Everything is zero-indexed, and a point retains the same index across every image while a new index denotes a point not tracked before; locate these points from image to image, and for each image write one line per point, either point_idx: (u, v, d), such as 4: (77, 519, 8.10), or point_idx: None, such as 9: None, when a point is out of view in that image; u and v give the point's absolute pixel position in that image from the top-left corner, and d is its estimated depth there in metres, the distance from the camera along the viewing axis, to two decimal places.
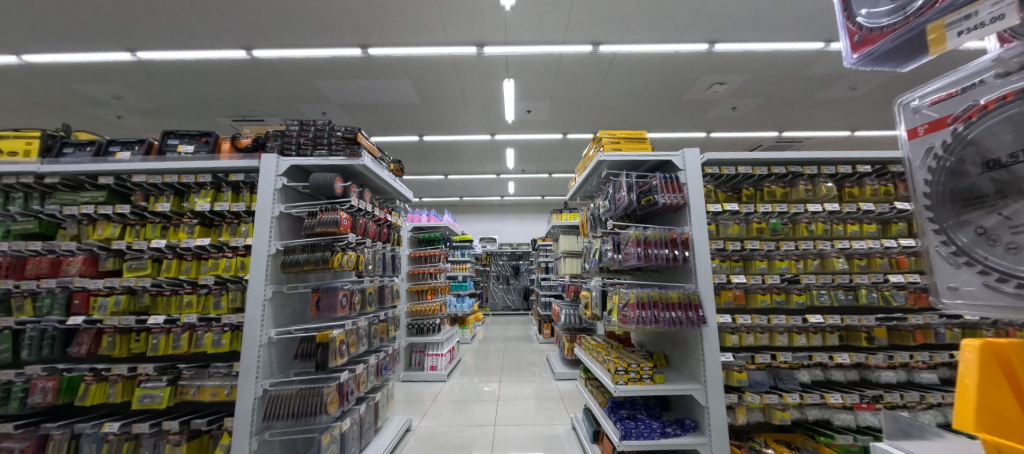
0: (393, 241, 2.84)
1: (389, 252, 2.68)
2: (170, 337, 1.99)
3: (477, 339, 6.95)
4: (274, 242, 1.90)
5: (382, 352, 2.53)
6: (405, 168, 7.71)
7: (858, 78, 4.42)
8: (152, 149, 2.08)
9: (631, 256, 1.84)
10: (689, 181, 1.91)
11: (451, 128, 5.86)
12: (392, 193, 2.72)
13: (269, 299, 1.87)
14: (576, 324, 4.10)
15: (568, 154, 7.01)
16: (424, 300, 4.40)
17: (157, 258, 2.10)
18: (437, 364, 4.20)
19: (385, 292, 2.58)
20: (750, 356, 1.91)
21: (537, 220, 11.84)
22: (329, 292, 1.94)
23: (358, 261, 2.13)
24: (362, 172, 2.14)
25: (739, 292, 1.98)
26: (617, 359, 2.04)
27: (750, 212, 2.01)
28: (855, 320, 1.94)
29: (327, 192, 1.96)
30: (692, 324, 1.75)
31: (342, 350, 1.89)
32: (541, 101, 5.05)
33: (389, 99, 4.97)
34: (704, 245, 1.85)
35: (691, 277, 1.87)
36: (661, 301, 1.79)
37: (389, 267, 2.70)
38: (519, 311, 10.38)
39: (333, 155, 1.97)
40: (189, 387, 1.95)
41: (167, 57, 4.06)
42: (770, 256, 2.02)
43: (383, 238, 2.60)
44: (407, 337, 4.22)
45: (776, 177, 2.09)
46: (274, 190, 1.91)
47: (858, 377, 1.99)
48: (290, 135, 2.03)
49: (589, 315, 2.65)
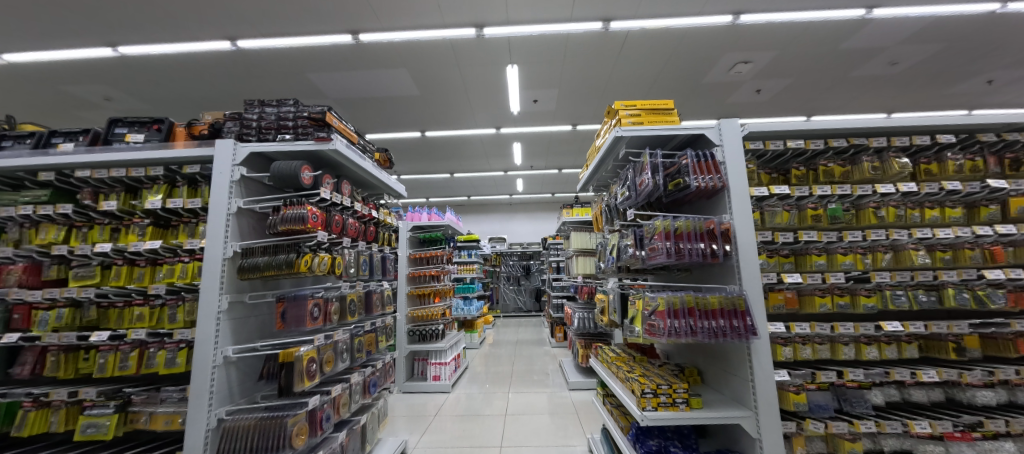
0: (383, 240, 2.53)
1: (377, 253, 2.36)
2: (117, 356, 1.73)
3: (487, 343, 6.64)
4: (230, 243, 1.60)
5: (371, 367, 2.22)
6: (409, 166, 7.45)
7: (901, 50, 3.98)
8: (97, 139, 1.83)
9: (658, 252, 1.49)
10: (728, 159, 1.55)
11: (454, 122, 5.57)
12: (380, 187, 2.40)
13: (225, 311, 1.58)
14: (591, 328, 3.74)
15: (577, 147, 6.64)
16: (426, 304, 4.06)
17: (107, 264, 1.85)
18: (441, 374, 3.88)
19: (373, 299, 2.26)
20: (809, 373, 1.54)
21: (547, 218, 11.49)
22: (295, 301, 1.63)
23: (334, 264, 1.82)
24: (336, 159, 1.83)
25: (791, 295, 1.63)
26: (642, 377, 1.66)
27: (804, 196, 1.64)
28: (945, 328, 1.53)
29: (293, 185, 1.66)
30: (739, 337, 1.38)
31: (311, 371, 1.58)
32: (548, 88, 4.72)
33: (386, 93, 4.70)
34: (750, 237, 1.48)
35: (734, 277, 1.50)
36: (698, 307, 1.42)
37: (379, 269, 2.39)
38: (530, 313, 10.05)
39: (298, 140, 1.66)
40: (141, 414, 1.68)
41: (151, 53, 3.86)
42: (828, 250, 1.65)
43: (370, 237, 2.29)
44: (409, 345, 3.89)
45: (833, 152, 1.71)
46: (230, 182, 1.62)
47: (943, 397, 1.59)
48: (250, 118, 1.73)
49: (606, 321, 2.30)
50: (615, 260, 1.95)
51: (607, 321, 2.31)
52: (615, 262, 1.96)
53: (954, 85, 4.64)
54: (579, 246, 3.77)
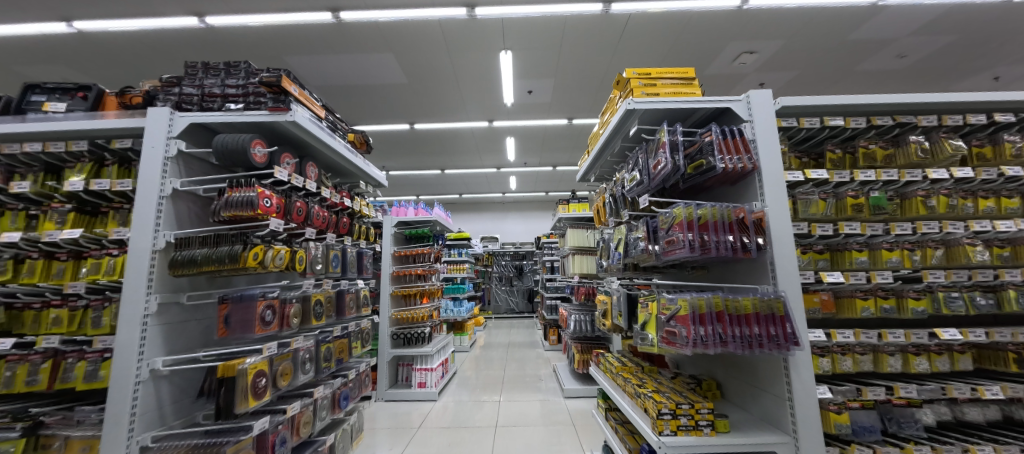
0: (359, 234, 2.24)
1: (351, 248, 2.07)
2: (26, 368, 1.42)
3: (478, 346, 6.37)
4: (163, 232, 1.32)
5: (344, 378, 1.94)
6: (398, 161, 7.15)
7: (910, 42, 3.84)
8: (8, 108, 1.52)
9: (678, 246, 1.25)
10: (759, 137, 1.32)
11: (444, 113, 5.30)
12: (355, 173, 2.13)
13: (153, 314, 1.29)
14: (588, 332, 3.49)
15: (573, 143, 6.42)
16: (412, 306, 3.78)
17: (22, 257, 1.55)
18: (427, 381, 3.59)
19: (345, 300, 1.98)
20: (852, 389, 1.32)
21: (541, 218, 11.26)
22: (242, 304, 1.34)
23: (297, 259, 1.55)
24: (297, 136, 1.55)
25: (828, 297, 1.40)
26: (656, 392, 1.41)
27: (843, 182, 1.42)
28: (1008, 337, 1.32)
29: (242, 163, 1.37)
30: (776, 348, 1.14)
31: (260, 388, 1.30)
32: (544, 78, 4.48)
33: (371, 80, 4.42)
34: (786, 229, 1.25)
35: (768, 275, 1.26)
36: (728, 312, 1.17)
37: (354, 267, 2.11)
38: (523, 314, 9.81)
39: (249, 110, 1.37)
40: (54, 438, 1.39)
41: (111, 29, 3.53)
42: (870, 245, 1.43)
43: (343, 230, 2.01)
44: (391, 350, 3.61)
45: (874, 133, 1.49)
46: (164, 159, 1.33)
47: (1001, 416, 1.38)
48: (191, 83, 1.44)
49: (608, 326, 2.05)
50: (622, 256, 1.70)
51: (609, 325, 2.06)
52: (622, 260, 1.71)
53: (959, 81, 4.53)
54: (575, 244, 3.55)
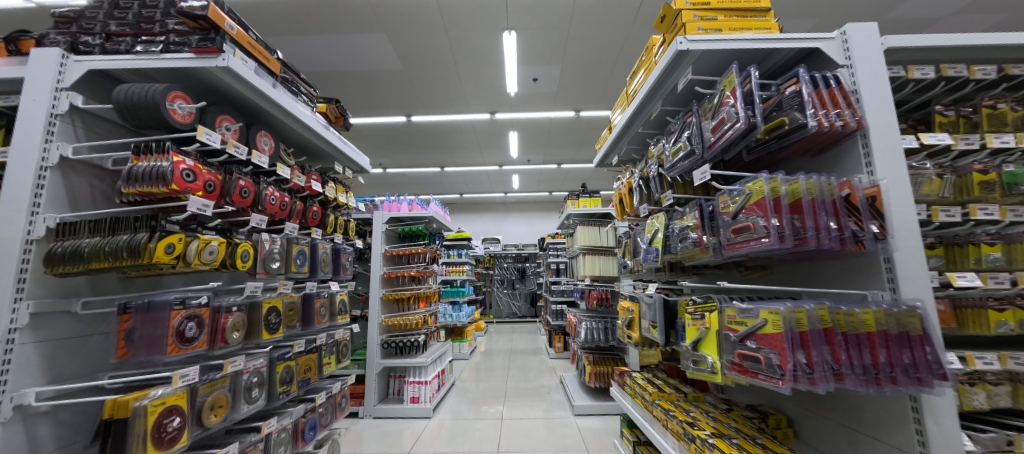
0: (336, 228, 1.88)
1: (324, 243, 1.71)
2: None
3: (478, 353, 5.99)
4: (47, 215, 0.96)
5: (311, 403, 1.57)
6: (396, 157, 6.82)
7: (952, 23, 3.50)
8: None
9: (759, 235, 0.88)
10: (863, 86, 0.96)
11: (443, 104, 4.97)
12: (330, 154, 1.77)
13: (21, 330, 0.91)
14: (601, 341, 3.09)
15: (579, 138, 6.07)
16: (404, 311, 3.41)
17: None
18: (420, 395, 3.20)
19: (315, 307, 1.62)
20: (998, 438, 0.95)
21: (544, 218, 10.91)
22: (148, 315, 0.97)
23: (239, 254, 1.18)
24: (242, 94, 1.19)
25: (948, 306, 1.05)
26: (718, 435, 1.03)
27: (967, 153, 1.07)
28: None
29: (155, 122, 1.01)
30: (911, 383, 0.78)
31: (169, 434, 0.92)
32: (550, 63, 4.15)
33: (364, 65, 4.10)
34: (908, 211, 0.88)
35: (883, 279, 0.89)
36: (839, 332, 0.79)
37: (329, 266, 1.75)
38: (525, 318, 9.42)
39: (169, 51, 1.02)
40: None
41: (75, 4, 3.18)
42: (1002, 237, 1.07)
43: (313, 222, 1.65)
44: (381, 360, 3.21)
45: (1003, 88, 1.14)
46: (52, 116, 0.98)
47: None
48: (92, 19, 1.08)
49: (634, 339, 1.67)
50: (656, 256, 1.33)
51: (635, 339, 1.67)
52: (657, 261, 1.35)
53: None
54: (586, 243, 3.22)
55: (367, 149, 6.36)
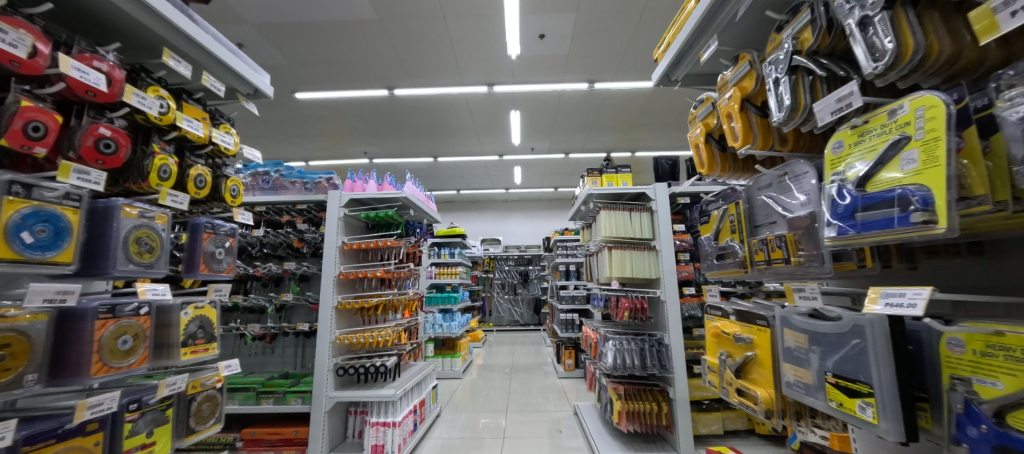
0: (206, 190, 1.04)
1: (143, 209, 0.87)
2: None
3: (474, 368, 5.12)
4: None
5: None
6: (383, 144, 6.02)
7: None
8: None
9: None
10: None
11: (431, 72, 4.15)
12: (164, 41, 0.91)
13: None
14: (637, 368, 2.21)
15: (592, 118, 5.25)
16: (369, 325, 2.54)
17: None
18: (384, 444, 2.28)
19: (90, 341, 0.75)
20: None
21: (548, 217, 10.08)
22: None
23: None
24: None
25: None
26: None
27: None
28: None
29: None
30: None
31: None
32: (562, 13, 3.34)
33: (329, 15, 3.29)
34: None
35: None
36: None
37: (164, 257, 0.92)
38: (528, 326, 8.53)
39: None
40: None
41: None
42: None
43: (109, 162, 0.81)
44: (333, 393, 2.28)
45: None
46: None
47: None
48: None
49: (763, 401, 0.78)
50: (902, 222, 0.47)
51: (764, 403, 0.78)
52: (889, 234, 0.49)
53: None
54: (611, 234, 2.35)
55: (349, 133, 5.57)
